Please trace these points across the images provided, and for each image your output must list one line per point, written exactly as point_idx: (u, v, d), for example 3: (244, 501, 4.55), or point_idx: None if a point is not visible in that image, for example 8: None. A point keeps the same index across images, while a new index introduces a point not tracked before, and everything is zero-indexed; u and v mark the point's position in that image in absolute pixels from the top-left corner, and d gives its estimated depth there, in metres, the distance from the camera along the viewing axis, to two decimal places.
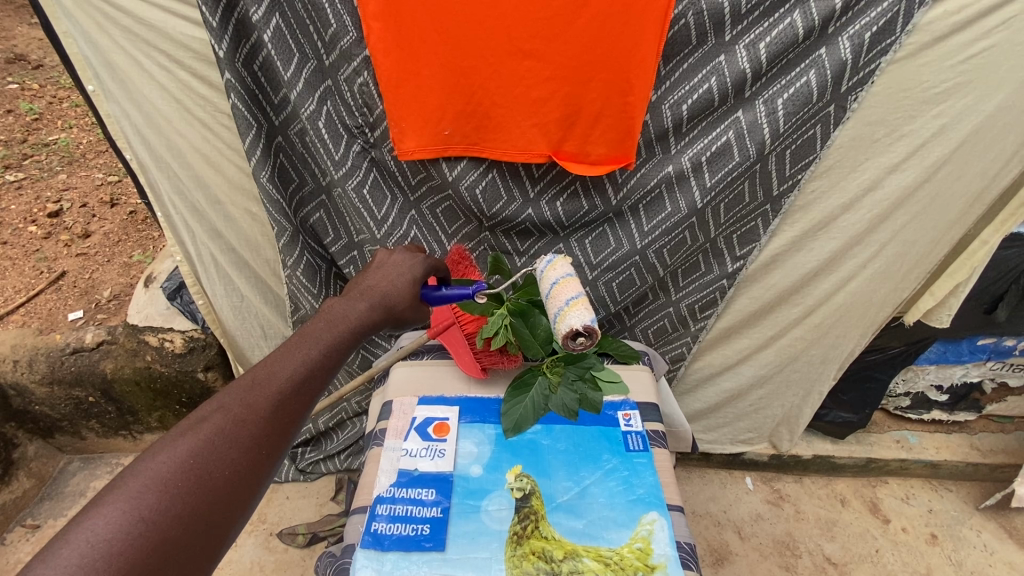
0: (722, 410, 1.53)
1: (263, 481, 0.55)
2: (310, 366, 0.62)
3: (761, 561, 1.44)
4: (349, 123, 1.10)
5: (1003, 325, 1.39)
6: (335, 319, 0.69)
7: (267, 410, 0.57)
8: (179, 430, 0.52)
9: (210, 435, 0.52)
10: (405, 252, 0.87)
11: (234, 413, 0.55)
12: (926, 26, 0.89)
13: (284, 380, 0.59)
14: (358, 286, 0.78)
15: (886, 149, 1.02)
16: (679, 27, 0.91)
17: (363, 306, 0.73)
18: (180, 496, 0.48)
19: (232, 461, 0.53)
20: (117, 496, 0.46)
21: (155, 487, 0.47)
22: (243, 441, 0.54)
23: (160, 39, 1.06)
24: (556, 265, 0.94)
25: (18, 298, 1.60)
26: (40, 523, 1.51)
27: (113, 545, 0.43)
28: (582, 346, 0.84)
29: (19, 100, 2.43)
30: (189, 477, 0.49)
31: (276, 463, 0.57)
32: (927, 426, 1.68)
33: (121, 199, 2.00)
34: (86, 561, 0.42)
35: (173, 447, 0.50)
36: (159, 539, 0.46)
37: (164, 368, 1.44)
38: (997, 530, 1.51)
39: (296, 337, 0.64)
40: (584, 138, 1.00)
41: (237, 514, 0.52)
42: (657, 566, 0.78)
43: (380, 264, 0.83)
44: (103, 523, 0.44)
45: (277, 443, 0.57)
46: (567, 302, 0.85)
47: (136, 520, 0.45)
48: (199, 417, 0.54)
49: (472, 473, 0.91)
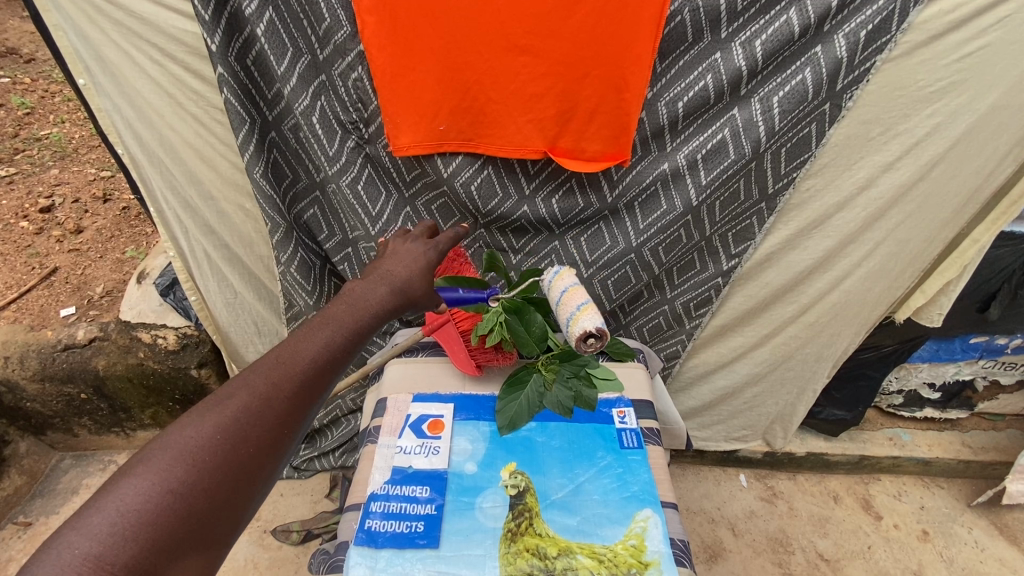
0: (718, 408, 1.54)
1: (287, 459, 0.55)
2: (333, 348, 0.61)
3: (754, 558, 1.44)
4: (343, 118, 1.10)
5: (995, 323, 1.39)
6: (355, 302, 0.67)
7: (293, 388, 0.56)
8: (208, 404, 0.52)
9: (235, 413, 0.52)
10: (418, 240, 0.84)
11: (260, 391, 0.54)
12: (922, 24, 0.89)
13: (308, 359, 0.58)
14: (375, 271, 0.75)
15: (880, 148, 1.03)
16: (675, 24, 0.91)
17: (383, 290, 0.71)
18: (207, 470, 0.48)
19: (256, 438, 0.52)
20: (146, 468, 0.46)
21: (182, 461, 0.48)
22: (268, 419, 0.53)
23: (153, 33, 1.05)
24: (561, 272, 0.98)
25: (10, 294, 1.58)
26: (32, 520, 1.49)
27: (141, 515, 0.44)
28: (592, 348, 0.91)
29: (10, 94, 2.40)
30: (215, 453, 0.49)
31: (300, 442, 0.57)
32: (919, 423, 1.69)
33: (115, 195, 1.99)
34: (116, 529, 0.43)
35: (200, 422, 0.50)
36: (186, 512, 0.46)
37: (157, 365, 1.42)
38: (988, 527, 1.52)
39: (318, 318, 0.63)
40: (580, 135, 1.00)
41: (259, 490, 0.52)
42: (651, 563, 0.78)
43: (395, 251, 0.80)
44: (132, 493, 0.44)
45: (300, 423, 0.56)
46: (578, 307, 0.90)
47: (164, 491, 0.46)
48: (226, 393, 0.53)
49: (466, 470, 0.91)
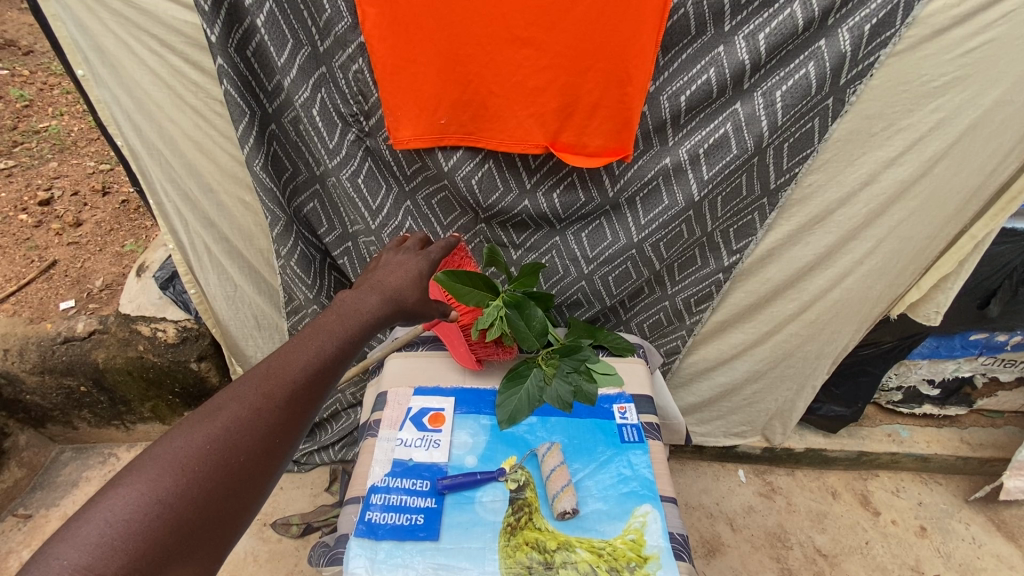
0: (717, 405, 1.54)
1: (277, 469, 0.55)
2: (324, 357, 0.61)
3: (752, 553, 1.45)
4: (343, 111, 1.09)
5: (995, 320, 1.39)
6: (348, 311, 0.67)
7: (284, 399, 0.56)
8: (198, 416, 0.52)
9: (226, 423, 0.52)
10: (409, 251, 0.85)
11: (251, 401, 0.54)
12: (926, 18, 0.88)
13: (298, 369, 0.58)
14: (367, 280, 0.76)
15: (883, 143, 1.02)
16: (678, 17, 0.90)
17: (374, 298, 0.71)
18: (197, 480, 0.48)
19: (247, 448, 0.52)
20: (136, 478, 0.46)
21: (172, 471, 0.48)
22: (258, 430, 0.53)
23: (152, 23, 1.04)
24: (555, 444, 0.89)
25: (9, 287, 1.57)
26: (32, 513, 1.49)
27: (130, 525, 0.44)
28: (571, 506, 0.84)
29: (9, 86, 2.39)
30: (206, 463, 0.49)
31: (290, 452, 0.56)
32: (918, 419, 1.69)
33: (113, 188, 1.99)
34: (106, 539, 0.42)
35: (191, 433, 0.50)
36: (176, 521, 0.46)
37: (156, 357, 1.43)
38: (986, 523, 1.52)
39: (308, 328, 0.63)
40: (581, 130, 0.99)
41: (250, 499, 0.52)
42: (650, 557, 0.79)
43: (387, 263, 0.81)
44: (122, 503, 0.44)
45: (291, 433, 0.56)
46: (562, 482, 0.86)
47: (154, 501, 0.45)
48: (216, 405, 0.53)
49: (466, 464, 0.91)
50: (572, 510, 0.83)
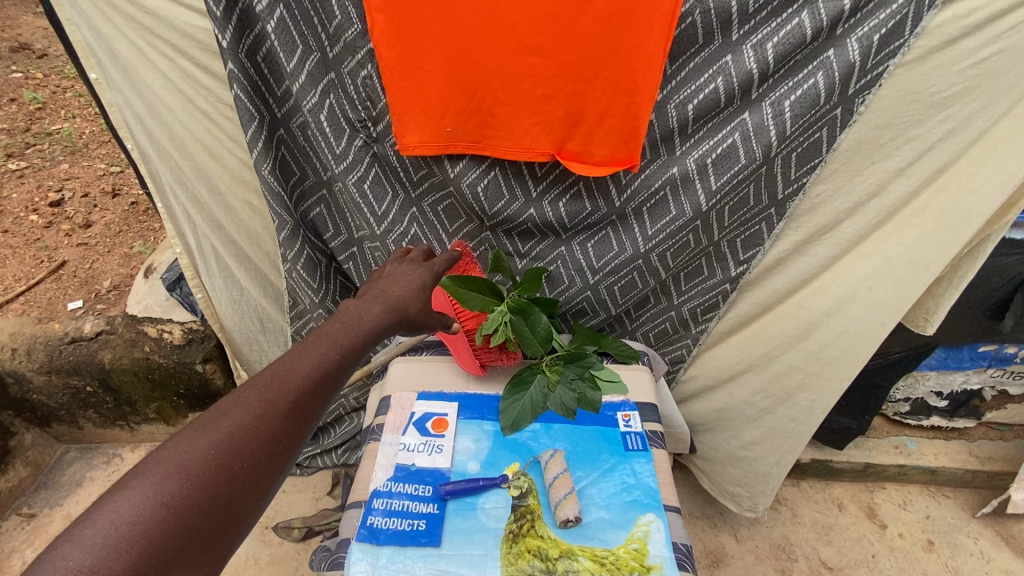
0: (716, 433, 1.46)
1: (279, 474, 0.55)
2: (327, 364, 0.61)
3: (757, 564, 1.44)
4: (352, 117, 1.10)
5: (1004, 333, 1.38)
6: (351, 320, 0.67)
7: (288, 405, 0.56)
8: (202, 421, 0.52)
9: (231, 429, 0.52)
10: (411, 261, 0.86)
11: (255, 408, 0.54)
12: (935, 29, 0.88)
13: (302, 377, 0.58)
14: (372, 289, 0.76)
15: (892, 153, 1.01)
16: (686, 25, 0.91)
17: (378, 307, 0.72)
18: (201, 484, 0.48)
19: (251, 454, 0.52)
20: (140, 481, 0.46)
21: (177, 474, 0.47)
22: (262, 436, 0.53)
23: (165, 29, 1.06)
24: (557, 460, 0.90)
25: (18, 287, 1.59)
26: (36, 512, 1.50)
27: (135, 528, 0.43)
28: (569, 520, 0.82)
29: (22, 89, 2.42)
30: (210, 468, 0.49)
31: (292, 459, 0.56)
32: (924, 431, 1.68)
33: (124, 189, 2.00)
34: (110, 541, 0.42)
35: (195, 438, 0.50)
36: (179, 525, 0.46)
37: (162, 359, 1.44)
38: (995, 538, 1.50)
39: (312, 336, 0.63)
40: (587, 138, 1.00)
41: (253, 505, 0.52)
42: (653, 567, 0.78)
43: (391, 273, 0.81)
44: (127, 506, 0.44)
45: (294, 439, 0.56)
46: (565, 494, 0.85)
47: (158, 504, 0.45)
48: (221, 410, 0.53)
49: (469, 470, 0.91)
50: (574, 518, 0.83)
